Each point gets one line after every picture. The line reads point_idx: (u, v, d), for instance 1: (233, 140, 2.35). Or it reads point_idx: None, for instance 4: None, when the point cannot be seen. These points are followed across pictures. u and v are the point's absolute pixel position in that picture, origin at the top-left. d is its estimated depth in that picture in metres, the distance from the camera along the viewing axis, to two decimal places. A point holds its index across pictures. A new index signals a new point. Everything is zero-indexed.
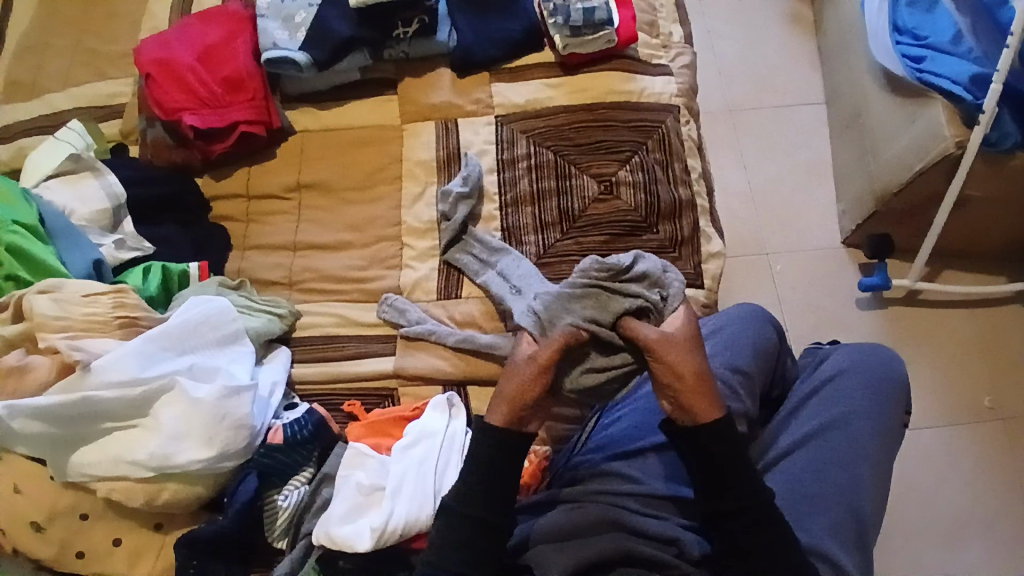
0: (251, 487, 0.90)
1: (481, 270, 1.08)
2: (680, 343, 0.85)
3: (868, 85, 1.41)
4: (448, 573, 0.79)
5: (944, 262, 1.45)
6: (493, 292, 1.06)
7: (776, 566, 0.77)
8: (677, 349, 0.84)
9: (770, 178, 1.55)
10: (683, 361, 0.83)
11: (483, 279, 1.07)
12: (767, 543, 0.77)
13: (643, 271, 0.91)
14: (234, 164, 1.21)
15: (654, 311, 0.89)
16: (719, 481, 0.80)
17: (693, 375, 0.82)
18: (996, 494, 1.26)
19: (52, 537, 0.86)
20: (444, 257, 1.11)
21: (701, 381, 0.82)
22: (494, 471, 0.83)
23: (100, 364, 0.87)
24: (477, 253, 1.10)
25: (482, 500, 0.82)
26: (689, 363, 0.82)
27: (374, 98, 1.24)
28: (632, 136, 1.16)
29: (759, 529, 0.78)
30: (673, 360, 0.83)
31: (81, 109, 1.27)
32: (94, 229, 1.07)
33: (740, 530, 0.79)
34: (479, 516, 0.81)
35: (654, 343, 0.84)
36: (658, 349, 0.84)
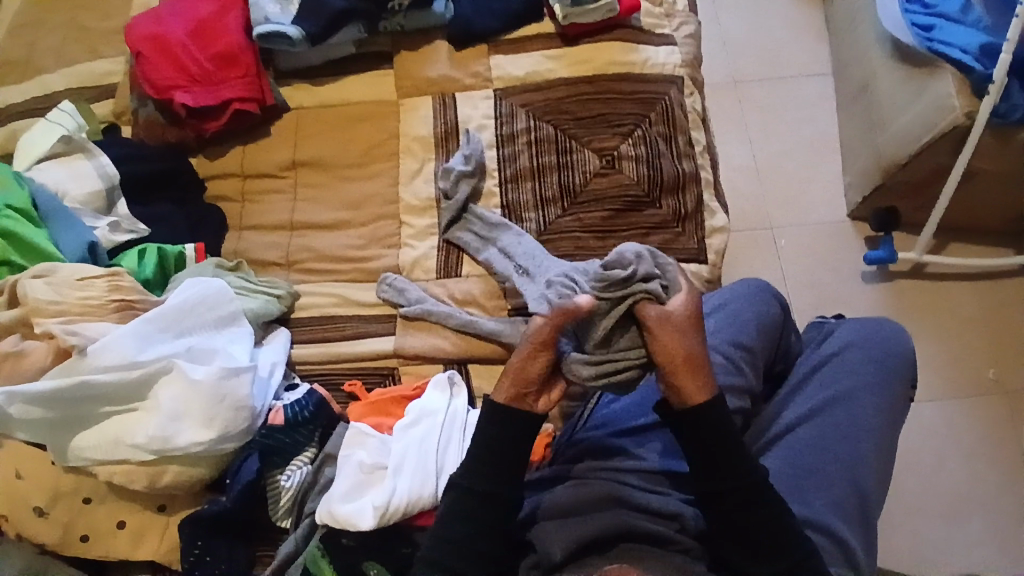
0: (253, 468, 0.90)
1: (482, 248, 1.07)
2: (678, 323, 0.80)
3: (876, 54, 1.38)
4: (451, 548, 0.79)
5: (951, 235, 1.42)
6: (496, 270, 1.05)
7: (773, 541, 0.76)
8: (675, 330, 0.79)
9: (775, 150, 1.52)
10: (678, 343, 0.79)
11: (484, 257, 1.06)
12: (768, 515, 0.77)
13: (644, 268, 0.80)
14: (229, 142, 1.19)
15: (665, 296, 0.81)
16: (719, 457, 0.79)
17: (685, 358, 0.79)
18: (999, 468, 1.26)
19: (55, 519, 0.86)
20: (444, 237, 1.09)
21: (691, 362, 0.79)
22: (499, 450, 0.81)
23: (96, 347, 0.87)
24: (477, 230, 1.08)
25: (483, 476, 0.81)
26: (686, 344, 0.79)
27: (370, 73, 1.21)
28: (635, 109, 1.14)
29: (753, 507, 0.77)
30: (669, 343, 0.78)
31: (73, 89, 1.25)
32: (88, 211, 1.06)
33: (734, 506, 0.78)
34: (482, 493, 0.80)
35: (654, 325, 0.79)
36: (658, 330, 0.79)
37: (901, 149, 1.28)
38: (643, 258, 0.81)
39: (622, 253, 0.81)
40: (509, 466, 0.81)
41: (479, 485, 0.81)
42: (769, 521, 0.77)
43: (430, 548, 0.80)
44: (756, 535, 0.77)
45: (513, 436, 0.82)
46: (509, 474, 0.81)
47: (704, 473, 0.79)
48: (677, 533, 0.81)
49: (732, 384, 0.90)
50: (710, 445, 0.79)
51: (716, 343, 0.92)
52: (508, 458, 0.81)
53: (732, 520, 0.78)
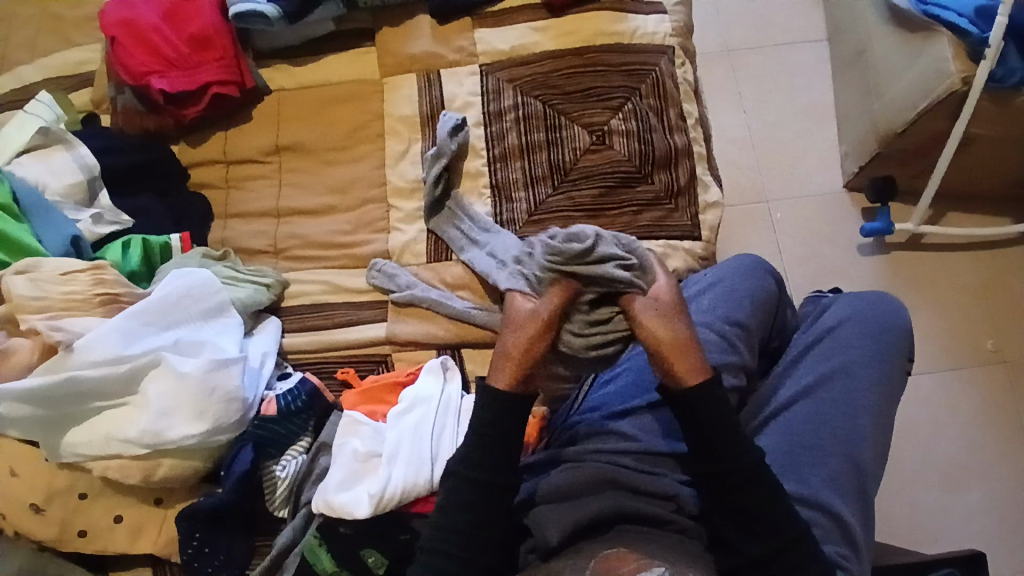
0: (246, 460, 0.89)
1: (466, 246, 1.04)
2: (663, 308, 0.86)
3: (872, 17, 1.34)
4: (451, 536, 0.79)
5: (948, 203, 1.41)
6: (478, 270, 1.01)
7: (766, 519, 0.76)
8: (661, 316, 0.85)
9: (769, 121, 1.49)
10: (659, 326, 0.85)
11: (467, 257, 1.03)
12: (760, 490, 0.77)
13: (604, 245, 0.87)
14: (210, 128, 1.16)
15: (640, 281, 0.87)
16: (711, 436, 0.79)
17: (671, 341, 0.83)
18: (995, 437, 1.26)
19: (52, 517, 0.86)
20: (427, 226, 1.07)
21: (678, 343, 0.83)
22: (494, 440, 0.82)
23: (83, 343, 0.85)
24: (465, 228, 1.05)
25: (476, 463, 0.81)
26: (670, 330, 0.84)
27: (351, 52, 1.18)
28: (625, 82, 1.11)
29: (751, 486, 0.77)
30: (651, 324, 0.85)
31: (48, 79, 1.21)
32: (69, 204, 1.04)
33: (730, 487, 0.78)
34: (473, 477, 0.81)
35: (640, 313, 0.86)
36: (644, 318, 0.86)
37: (898, 116, 1.25)
38: (604, 235, 0.88)
39: (580, 230, 0.88)
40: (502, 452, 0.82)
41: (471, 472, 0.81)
42: (755, 494, 0.77)
43: (434, 535, 0.80)
44: (749, 510, 0.77)
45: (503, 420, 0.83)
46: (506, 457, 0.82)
47: (703, 448, 0.80)
48: (673, 513, 0.81)
49: (726, 362, 0.89)
50: (705, 423, 0.80)
51: (710, 322, 0.91)
52: (505, 441, 0.82)
53: (723, 496, 0.78)
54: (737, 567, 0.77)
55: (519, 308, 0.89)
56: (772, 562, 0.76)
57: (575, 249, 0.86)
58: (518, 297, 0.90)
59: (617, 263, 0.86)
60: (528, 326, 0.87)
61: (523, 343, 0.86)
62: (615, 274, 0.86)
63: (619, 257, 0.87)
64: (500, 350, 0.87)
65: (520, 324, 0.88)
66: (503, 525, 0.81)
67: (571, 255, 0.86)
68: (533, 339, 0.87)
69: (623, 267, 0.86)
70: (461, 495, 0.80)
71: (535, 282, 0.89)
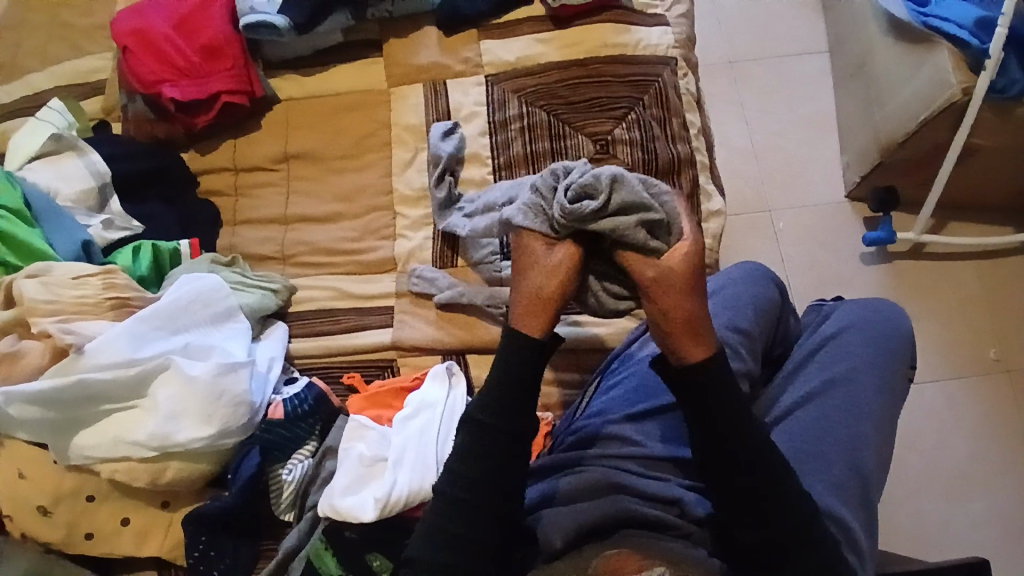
0: (253, 463, 0.90)
1: (469, 223, 1.03)
2: (680, 282, 0.79)
3: (873, 30, 1.36)
4: (447, 543, 0.78)
5: (950, 212, 1.42)
6: (483, 229, 1.01)
7: (772, 527, 0.76)
8: (677, 291, 0.79)
9: (771, 131, 1.51)
10: (671, 302, 0.78)
11: (472, 228, 1.02)
12: (769, 494, 0.76)
13: (623, 196, 0.79)
14: (219, 136, 1.18)
15: (664, 236, 0.81)
16: (720, 441, 0.78)
17: (686, 319, 0.77)
18: (999, 447, 1.26)
19: (59, 520, 0.87)
20: (438, 226, 1.07)
21: (692, 324, 0.78)
22: (489, 452, 0.79)
23: (93, 347, 0.87)
24: (465, 211, 1.05)
25: (481, 467, 0.79)
26: (685, 306, 0.78)
27: (359, 62, 1.20)
28: (628, 92, 1.12)
29: (755, 491, 0.77)
30: (672, 299, 0.78)
31: (61, 87, 1.23)
32: (80, 210, 1.05)
33: (731, 493, 0.78)
34: (477, 478, 0.79)
35: (650, 285, 0.80)
36: (660, 289, 0.79)
37: (900, 127, 1.26)
38: (630, 186, 0.79)
39: (599, 179, 0.79)
40: (510, 455, 0.80)
41: (469, 476, 0.79)
42: (763, 499, 0.76)
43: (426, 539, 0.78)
44: (757, 514, 0.77)
45: (505, 427, 0.80)
46: (514, 458, 0.80)
47: (709, 452, 0.79)
48: (677, 518, 0.82)
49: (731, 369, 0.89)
50: (715, 425, 0.78)
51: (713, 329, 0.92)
52: (504, 452, 0.80)
53: (727, 500, 0.78)
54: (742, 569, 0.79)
55: (538, 254, 0.82)
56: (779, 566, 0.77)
57: (593, 209, 0.78)
58: (532, 242, 0.83)
59: (636, 225, 0.79)
60: (547, 269, 0.81)
61: (546, 287, 0.81)
62: (634, 239, 0.79)
63: (639, 219, 0.79)
64: (523, 291, 0.82)
65: (544, 267, 0.82)
66: (508, 530, 0.79)
67: (585, 217, 0.79)
68: (556, 285, 0.81)
69: (642, 230, 0.79)
70: (463, 497, 0.79)
71: (553, 228, 0.82)
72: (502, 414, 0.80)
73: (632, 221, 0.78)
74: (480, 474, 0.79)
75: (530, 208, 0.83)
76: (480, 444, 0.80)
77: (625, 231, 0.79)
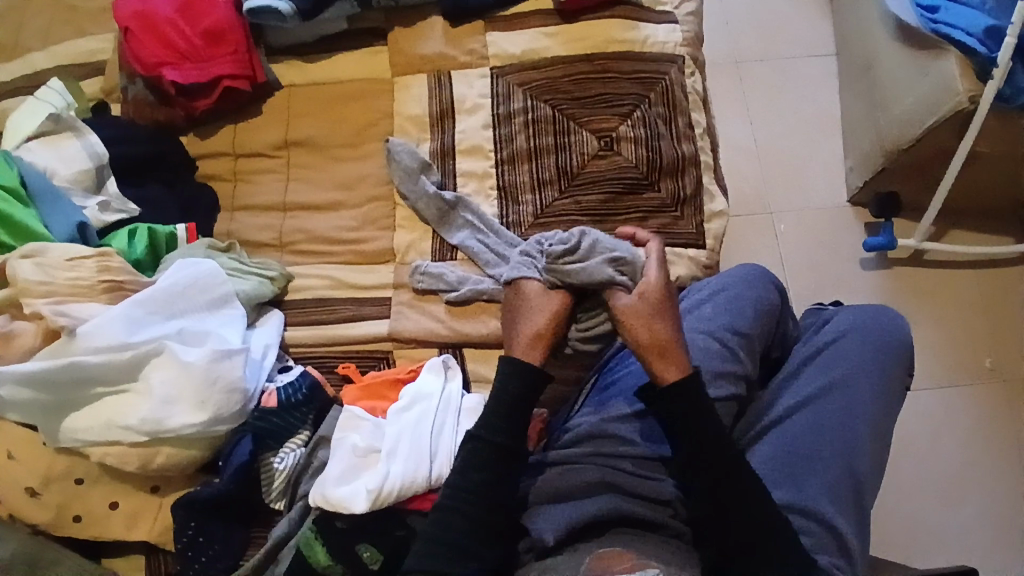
0: (246, 450, 0.89)
1: (493, 261, 1.04)
2: (644, 310, 0.91)
3: (880, 34, 1.35)
4: (447, 541, 0.79)
5: (952, 220, 1.41)
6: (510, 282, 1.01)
7: (749, 525, 0.77)
8: (641, 316, 0.90)
9: (775, 133, 1.50)
10: (644, 327, 0.89)
11: (497, 272, 1.03)
12: (753, 504, 0.78)
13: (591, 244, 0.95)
14: (219, 121, 1.17)
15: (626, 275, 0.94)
16: (692, 439, 0.81)
17: (654, 342, 0.87)
18: (992, 455, 1.27)
19: (48, 501, 0.86)
20: (451, 243, 1.06)
21: (665, 346, 0.87)
22: (487, 460, 0.83)
23: (86, 329, 0.85)
24: (489, 242, 1.05)
25: (477, 474, 0.82)
26: (658, 333, 0.88)
27: (363, 51, 1.19)
28: (634, 89, 1.12)
29: (725, 487, 0.79)
30: (641, 325, 0.89)
31: (61, 67, 1.22)
32: (76, 191, 1.04)
33: (711, 491, 0.79)
34: (472, 492, 0.81)
35: (624, 316, 0.91)
36: (629, 314, 0.91)
37: (905, 132, 1.26)
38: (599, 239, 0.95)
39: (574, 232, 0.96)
40: (504, 456, 0.83)
41: (471, 480, 0.82)
42: (742, 508, 0.78)
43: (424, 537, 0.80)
44: (737, 521, 0.78)
45: (505, 434, 0.84)
46: (512, 463, 0.84)
47: (688, 462, 0.81)
48: (669, 518, 0.82)
49: (727, 371, 0.90)
50: (694, 433, 0.81)
51: (712, 330, 0.92)
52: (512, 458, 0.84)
53: (706, 509, 0.79)
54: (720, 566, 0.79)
55: (534, 296, 0.95)
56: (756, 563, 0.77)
57: (566, 249, 0.94)
58: (534, 289, 0.96)
59: (601, 264, 0.93)
60: (542, 310, 0.94)
61: (545, 326, 0.93)
62: (600, 276, 0.93)
63: (602, 261, 0.94)
64: (524, 329, 0.93)
65: (537, 308, 0.94)
66: (490, 525, 0.81)
67: (559, 256, 0.94)
68: (550, 318, 0.93)
69: (609, 267, 0.93)
70: (456, 508, 0.80)
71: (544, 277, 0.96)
72: (500, 428, 0.84)
73: (598, 261, 0.93)
74: (474, 486, 0.81)
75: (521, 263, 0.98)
76: (476, 458, 0.83)
77: (591, 270, 0.93)
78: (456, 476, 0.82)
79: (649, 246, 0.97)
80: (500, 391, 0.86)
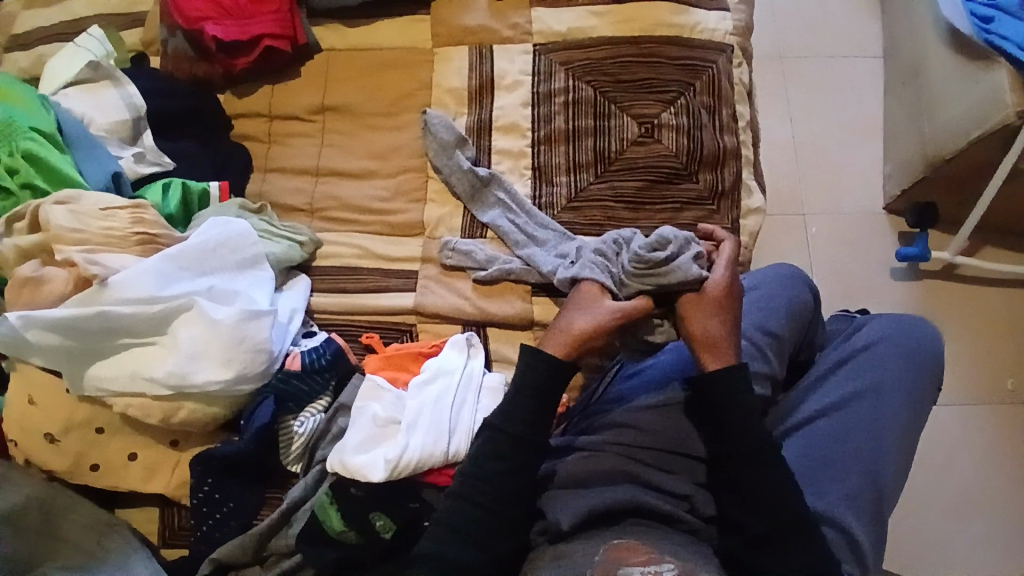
0: (268, 412, 0.90)
1: (523, 241, 1.02)
2: (709, 304, 0.86)
3: (932, 38, 1.31)
4: (469, 522, 0.79)
5: (987, 235, 1.38)
6: (540, 266, 1.00)
7: (771, 524, 0.77)
8: (705, 313, 0.85)
9: (816, 133, 1.47)
10: (700, 326, 0.85)
11: (526, 253, 1.01)
12: (769, 506, 0.77)
13: (676, 244, 0.88)
14: (257, 81, 1.16)
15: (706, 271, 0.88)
16: (722, 432, 0.81)
17: (705, 338, 0.84)
18: (1005, 478, 1.25)
19: (67, 448, 0.88)
20: (482, 220, 1.05)
21: (715, 343, 0.84)
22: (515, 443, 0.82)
23: (118, 280, 0.86)
24: (520, 222, 1.03)
25: (505, 463, 0.81)
26: (719, 334, 0.84)
27: (405, 18, 1.17)
28: (679, 75, 1.09)
29: (760, 481, 0.78)
30: (700, 320, 0.85)
31: (102, 16, 1.21)
32: (113, 140, 1.05)
33: (740, 484, 0.79)
34: (497, 470, 0.81)
35: (687, 309, 0.86)
36: (689, 312, 0.86)
37: (947, 143, 1.23)
38: (679, 238, 0.88)
39: (660, 235, 0.88)
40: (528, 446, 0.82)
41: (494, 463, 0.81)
42: (773, 508, 0.77)
43: (446, 519, 0.80)
44: (757, 510, 0.77)
45: (529, 419, 0.84)
46: (540, 450, 0.83)
47: (717, 457, 0.81)
48: (685, 512, 0.82)
49: (757, 370, 0.89)
50: (724, 431, 0.81)
51: (743, 328, 0.91)
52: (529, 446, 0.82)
53: (733, 502, 0.79)
54: (740, 560, 0.77)
55: (592, 296, 0.89)
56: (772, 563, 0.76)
57: (663, 256, 0.86)
58: (593, 290, 0.90)
59: (691, 262, 0.87)
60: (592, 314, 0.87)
61: (589, 329, 0.86)
62: (690, 277, 0.86)
63: (691, 259, 0.87)
64: (564, 325, 0.88)
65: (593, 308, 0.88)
66: (509, 510, 0.80)
67: (648, 261, 0.87)
68: (599, 322, 0.86)
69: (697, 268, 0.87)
70: (478, 486, 0.81)
71: (617, 284, 0.90)
72: (526, 416, 0.83)
73: (687, 259, 0.87)
74: (497, 464, 0.81)
75: (593, 264, 0.92)
76: (501, 437, 0.82)
77: (689, 269, 0.86)
78: (485, 463, 0.82)
79: (724, 247, 0.92)
80: (527, 378, 0.84)
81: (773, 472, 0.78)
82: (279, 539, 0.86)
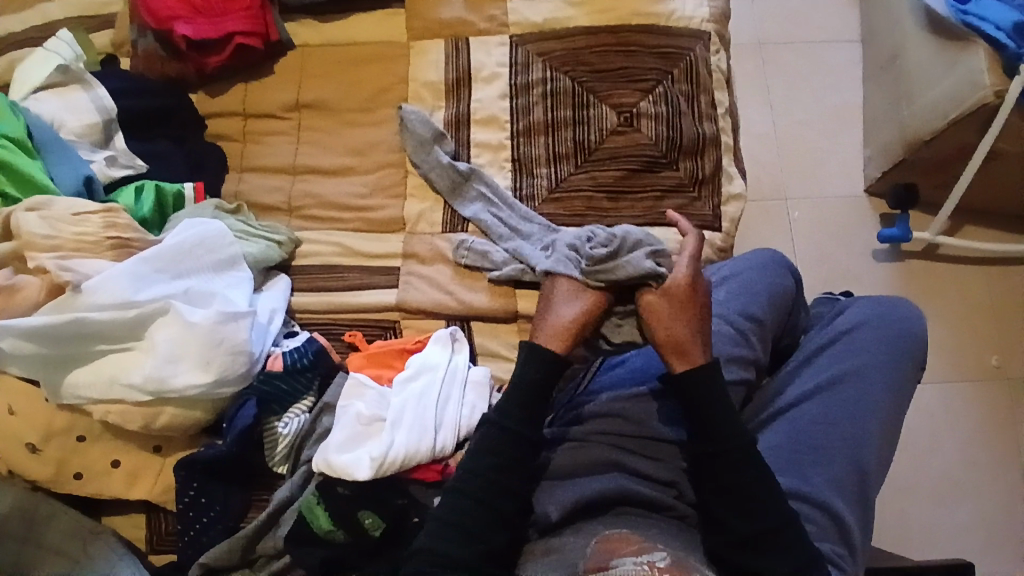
0: (251, 412, 0.88)
1: (508, 235, 1.01)
2: (670, 306, 0.88)
3: (909, 21, 1.31)
4: (459, 524, 0.78)
5: (967, 216, 1.39)
6: (526, 257, 0.99)
7: (759, 510, 0.76)
8: (672, 317, 0.87)
9: (797, 118, 1.47)
10: (666, 321, 0.87)
11: (511, 246, 1.00)
12: (753, 496, 0.77)
13: (628, 242, 0.92)
14: (230, 80, 1.14)
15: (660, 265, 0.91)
16: (703, 424, 0.81)
17: (670, 340, 0.85)
18: (991, 455, 1.26)
19: (48, 457, 0.86)
20: (464, 214, 1.04)
21: (680, 344, 0.85)
22: (501, 441, 0.81)
23: (92, 284, 0.85)
24: (504, 217, 1.03)
25: (493, 454, 0.81)
26: (676, 329, 0.86)
27: (380, 12, 1.15)
28: (657, 64, 1.09)
29: (745, 468, 0.78)
30: (664, 321, 0.87)
31: (71, 18, 1.19)
32: (84, 143, 1.03)
33: (724, 469, 0.78)
34: (491, 468, 0.80)
35: (648, 311, 0.88)
36: (655, 309, 0.88)
37: (927, 124, 1.23)
38: (632, 236, 0.93)
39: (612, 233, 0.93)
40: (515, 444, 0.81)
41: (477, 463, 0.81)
42: (762, 494, 0.77)
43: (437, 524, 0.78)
44: (746, 509, 0.77)
45: (515, 415, 0.83)
46: (530, 442, 0.82)
47: (701, 448, 0.81)
48: (674, 499, 0.82)
49: (737, 355, 0.89)
50: (705, 419, 0.81)
51: (725, 314, 0.91)
52: (511, 443, 0.81)
53: (713, 493, 0.79)
54: (727, 544, 0.77)
55: (568, 290, 0.92)
56: (760, 544, 0.76)
57: (609, 252, 0.91)
58: (566, 286, 0.93)
59: (643, 257, 0.90)
60: (570, 309, 0.91)
61: (574, 318, 0.90)
62: (647, 272, 0.89)
63: (645, 255, 0.91)
64: (551, 321, 0.90)
65: (570, 304, 0.91)
66: (493, 516, 0.78)
67: (601, 258, 0.91)
68: (580, 318, 0.90)
69: (652, 261, 0.91)
70: (466, 484, 0.80)
71: (583, 275, 0.92)
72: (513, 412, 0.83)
73: (641, 254, 0.91)
74: (483, 460, 0.80)
75: (563, 260, 0.94)
76: (493, 434, 0.82)
77: (637, 264, 0.90)
78: (472, 458, 0.81)
79: (686, 242, 0.94)
80: (524, 375, 0.85)
81: (756, 462, 0.78)
82: (265, 542, 0.85)
